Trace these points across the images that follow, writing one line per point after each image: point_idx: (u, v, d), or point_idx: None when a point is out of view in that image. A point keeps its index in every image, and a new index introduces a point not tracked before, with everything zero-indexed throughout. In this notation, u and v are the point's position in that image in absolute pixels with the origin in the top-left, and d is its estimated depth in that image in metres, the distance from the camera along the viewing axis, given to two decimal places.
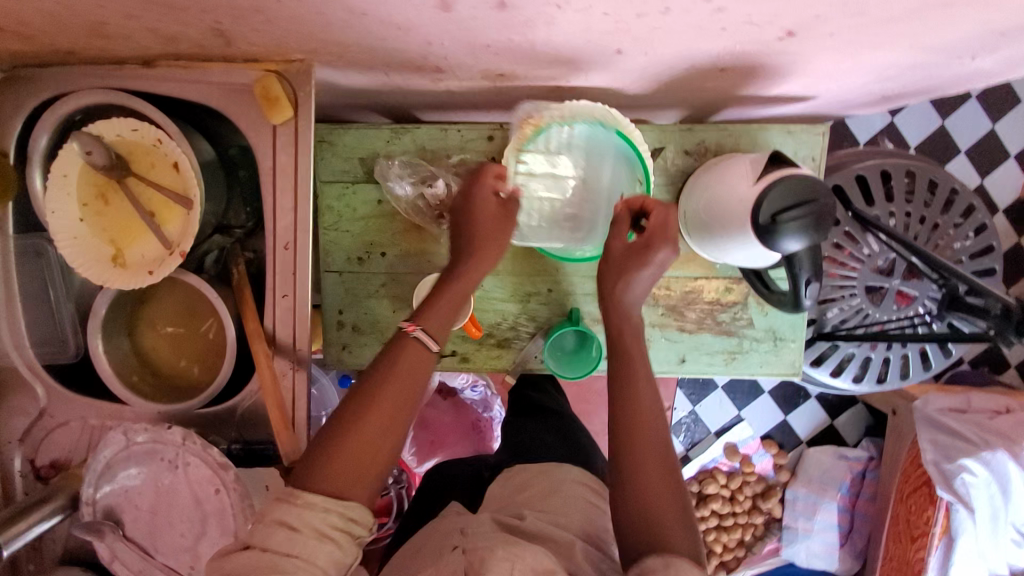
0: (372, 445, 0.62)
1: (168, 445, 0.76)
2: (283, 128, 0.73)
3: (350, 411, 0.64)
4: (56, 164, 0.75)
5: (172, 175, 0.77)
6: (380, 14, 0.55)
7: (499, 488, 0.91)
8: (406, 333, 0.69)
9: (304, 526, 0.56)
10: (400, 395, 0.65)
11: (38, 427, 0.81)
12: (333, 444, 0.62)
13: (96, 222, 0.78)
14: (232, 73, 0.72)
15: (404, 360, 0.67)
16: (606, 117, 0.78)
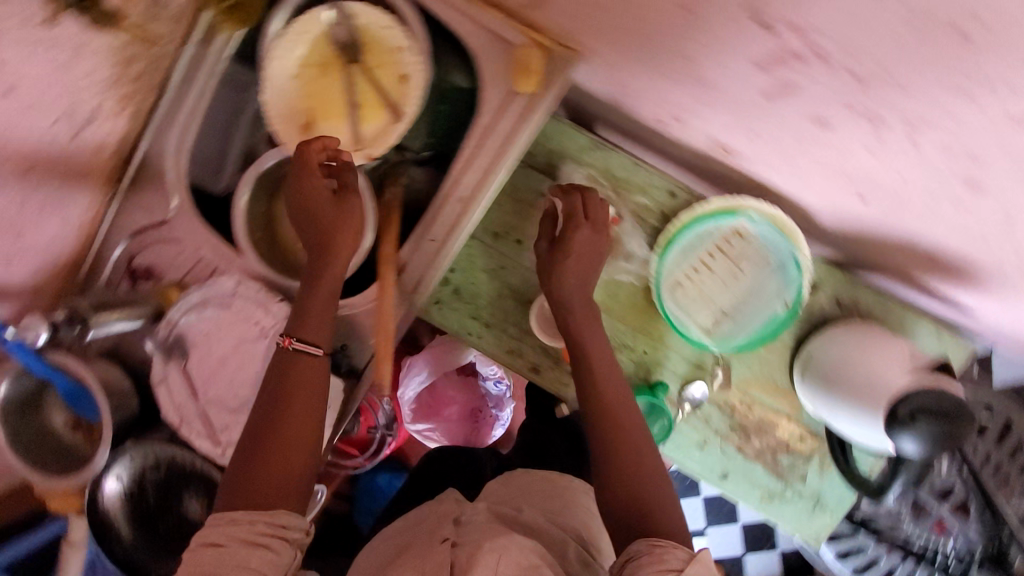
0: (284, 465, 0.68)
1: (269, 313, 0.79)
2: (520, 97, 0.73)
3: (259, 444, 0.69)
4: (300, 21, 0.78)
5: (393, 85, 0.79)
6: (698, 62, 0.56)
7: (499, 485, 0.93)
8: (284, 348, 0.71)
9: (229, 540, 0.62)
10: (307, 408, 0.70)
11: (153, 231, 0.84)
12: (248, 476, 0.67)
13: (305, 87, 0.81)
14: (502, 26, 0.73)
15: (290, 378, 0.70)
16: (783, 227, 0.82)
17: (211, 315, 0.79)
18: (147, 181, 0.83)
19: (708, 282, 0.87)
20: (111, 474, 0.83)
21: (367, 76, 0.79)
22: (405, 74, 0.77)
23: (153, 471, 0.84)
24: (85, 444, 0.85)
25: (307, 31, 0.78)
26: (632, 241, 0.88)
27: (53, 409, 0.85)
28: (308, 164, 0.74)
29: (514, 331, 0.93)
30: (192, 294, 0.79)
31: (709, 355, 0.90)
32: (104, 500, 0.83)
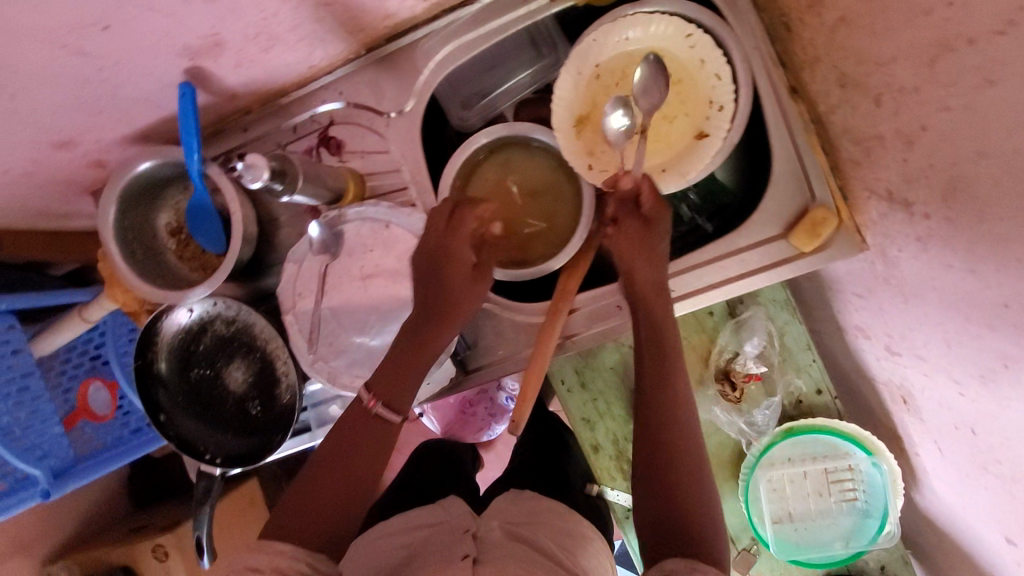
0: (338, 508, 0.62)
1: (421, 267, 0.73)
2: (787, 244, 0.71)
3: (313, 477, 0.63)
4: (648, 24, 0.71)
5: (687, 141, 0.72)
6: (998, 361, 0.54)
7: (509, 503, 0.79)
8: (366, 409, 0.65)
9: (268, 565, 0.55)
10: (372, 461, 0.64)
11: (370, 114, 0.79)
12: (298, 506, 0.61)
13: (602, 83, 0.75)
14: (818, 175, 0.70)
15: (364, 433, 0.65)
16: (894, 487, 0.83)
17: (380, 234, 0.73)
18: (397, 67, 0.77)
19: (798, 488, 0.87)
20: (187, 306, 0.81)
21: (667, 115, 0.73)
22: (707, 139, 0.70)
23: (224, 325, 0.81)
24: (177, 259, 0.83)
25: (644, 38, 0.73)
26: (757, 409, 0.87)
27: (168, 205, 0.82)
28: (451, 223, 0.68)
29: (601, 405, 0.92)
30: (378, 206, 0.74)
31: (747, 536, 0.91)
32: (167, 322, 0.81)
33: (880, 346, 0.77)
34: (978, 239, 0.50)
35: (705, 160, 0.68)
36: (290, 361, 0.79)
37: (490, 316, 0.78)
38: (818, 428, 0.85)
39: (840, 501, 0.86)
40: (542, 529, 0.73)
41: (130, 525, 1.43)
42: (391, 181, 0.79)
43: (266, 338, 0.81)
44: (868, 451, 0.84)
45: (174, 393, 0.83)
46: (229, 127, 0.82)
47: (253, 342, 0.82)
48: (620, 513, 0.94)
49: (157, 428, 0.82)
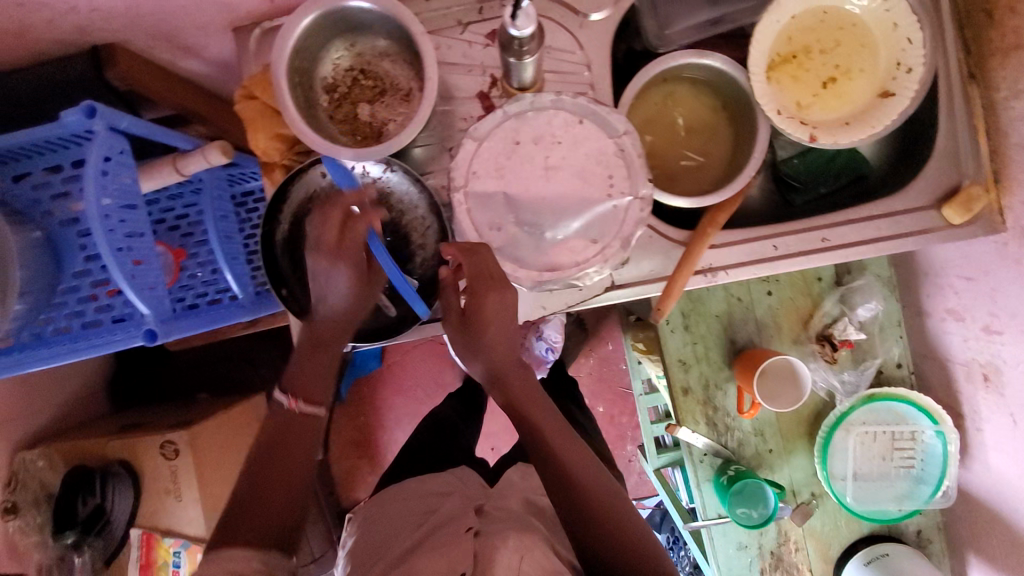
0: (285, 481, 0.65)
1: (607, 171, 0.72)
2: (939, 215, 0.77)
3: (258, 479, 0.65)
4: None
5: (870, 98, 0.77)
6: None
7: (520, 478, 0.93)
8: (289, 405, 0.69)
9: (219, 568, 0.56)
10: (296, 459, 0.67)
11: (565, 11, 0.77)
12: (237, 513, 0.62)
13: (791, 38, 0.78)
14: (976, 158, 0.76)
15: (287, 436, 0.68)
16: (951, 456, 0.91)
17: (572, 129, 0.73)
18: None
19: (867, 451, 0.94)
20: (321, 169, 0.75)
21: (853, 74, 0.78)
22: (892, 98, 0.75)
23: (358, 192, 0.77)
24: (327, 118, 0.77)
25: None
26: (845, 371, 0.93)
27: (328, 59, 0.76)
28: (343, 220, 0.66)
29: (699, 350, 0.96)
30: (575, 100, 0.73)
31: (807, 491, 0.97)
32: (297, 185, 0.74)
33: (975, 328, 0.86)
34: None
35: (888, 119, 0.74)
36: (435, 231, 0.77)
37: (643, 239, 0.79)
38: (891, 397, 0.93)
39: (901, 466, 0.94)
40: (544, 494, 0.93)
41: (116, 423, 1.27)
42: (572, 84, 0.78)
43: (407, 206, 0.78)
44: (934, 421, 0.92)
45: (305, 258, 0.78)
46: None
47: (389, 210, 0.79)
48: (695, 456, 0.97)
49: (282, 302, 0.76)
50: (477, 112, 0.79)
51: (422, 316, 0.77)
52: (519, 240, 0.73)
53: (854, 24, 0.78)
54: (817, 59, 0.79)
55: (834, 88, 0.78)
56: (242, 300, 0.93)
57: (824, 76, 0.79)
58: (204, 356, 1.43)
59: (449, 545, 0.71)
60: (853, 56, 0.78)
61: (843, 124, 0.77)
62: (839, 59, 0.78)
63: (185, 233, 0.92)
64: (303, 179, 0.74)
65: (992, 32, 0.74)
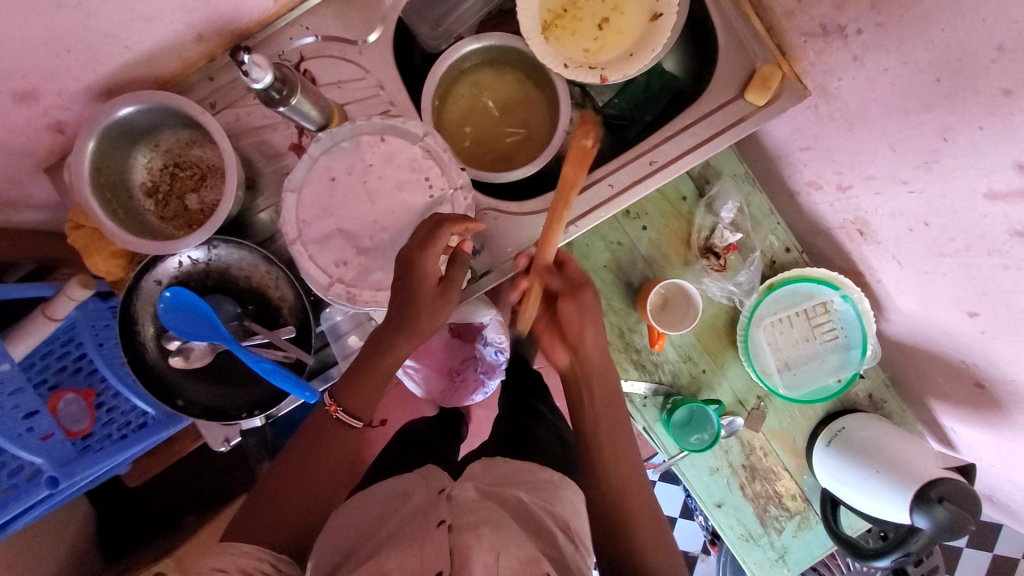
0: (314, 493, 0.73)
1: (423, 174, 0.75)
2: (745, 104, 0.80)
3: (288, 475, 0.74)
4: None
5: (642, 24, 0.80)
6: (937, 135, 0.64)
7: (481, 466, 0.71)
8: (326, 411, 0.75)
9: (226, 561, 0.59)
10: (330, 461, 0.76)
11: (340, 44, 0.80)
12: (273, 498, 0.72)
13: None
14: (758, 40, 0.79)
15: (324, 440, 0.76)
16: (864, 314, 0.93)
17: (378, 148, 0.75)
18: None
19: (788, 338, 0.95)
20: (153, 277, 0.77)
21: (622, 5, 0.81)
22: (660, 18, 0.79)
23: (200, 277, 0.79)
24: (158, 219, 0.79)
25: None
26: (739, 273, 0.95)
27: (139, 166, 0.79)
28: (430, 234, 0.68)
29: (602, 303, 0.98)
30: (370, 121, 0.75)
31: (753, 397, 0.99)
32: (139, 301, 0.76)
33: (831, 191, 0.88)
34: (908, 32, 0.60)
35: (660, 38, 0.78)
36: (286, 279, 0.78)
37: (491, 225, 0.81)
38: (788, 280, 0.95)
39: (826, 340, 0.95)
40: None
41: (112, 573, 1.27)
42: (373, 107, 0.81)
43: (251, 270, 0.79)
44: (837, 288, 0.94)
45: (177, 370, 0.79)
46: (192, 78, 0.80)
47: (236, 281, 0.80)
48: (638, 402, 0.99)
49: (182, 412, 0.77)
50: (295, 163, 0.81)
51: (310, 359, 0.78)
52: (367, 267, 0.75)
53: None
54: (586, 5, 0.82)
55: (610, 27, 0.82)
56: (158, 416, 0.93)
57: (599, 17, 0.82)
58: (176, 478, 1.42)
59: (420, 543, 0.52)
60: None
61: (628, 55, 0.81)
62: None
63: (89, 372, 0.94)
64: (141, 291, 0.76)
65: None
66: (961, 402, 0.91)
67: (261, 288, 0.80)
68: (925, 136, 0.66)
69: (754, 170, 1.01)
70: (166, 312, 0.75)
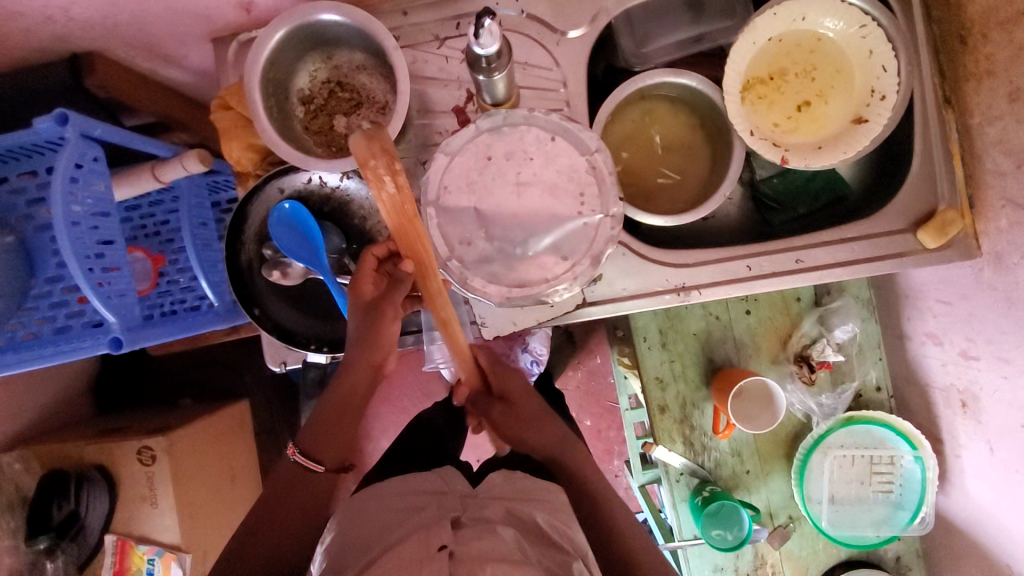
0: (282, 535, 0.68)
1: (579, 186, 0.72)
2: (913, 240, 0.76)
3: (258, 517, 0.69)
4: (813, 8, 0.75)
5: (844, 120, 0.77)
6: None
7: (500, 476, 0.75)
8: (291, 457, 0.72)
9: None
10: (297, 505, 0.70)
11: (542, 28, 0.77)
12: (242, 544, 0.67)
13: (768, 60, 0.78)
14: (953, 183, 0.76)
15: (290, 483, 0.71)
16: (931, 482, 0.91)
17: (544, 145, 0.73)
18: None
19: (844, 474, 0.93)
20: (279, 185, 0.75)
21: (830, 94, 0.78)
22: (865, 124, 0.75)
23: (321, 201, 0.77)
24: (302, 129, 0.77)
25: (817, 23, 0.77)
26: (823, 394, 0.92)
27: (304, 71, 0.77)
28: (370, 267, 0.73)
29: (677, 368, 0.95)
30: (548, 117, 0.73)
31: (784, 514, 0.96)
32: (257, 203, 0.75)
33: (952, 352, 0.85)
34: None
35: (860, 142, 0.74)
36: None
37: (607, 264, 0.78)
38: (868, 420, 0.92)
39: (881, 491, 0.93)
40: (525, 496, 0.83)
41: (98, 426, 1.27)
42: (548, 100, 0.78)
43: (372, 211, 0.77)
44: (913, 446, 0.91)
45: (266, 280, 0.78)
46: (388, 6, 0.78)
47: (353, 216, 0.78)
48: (672, 475, 0.97)
49: (255, 322, 0.76)
50: (452, 126, 0.79)
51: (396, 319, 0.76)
52: (489, 255, 0.72)
53: (832, 45, 0.77)
54: (793, 81, 0.79)
55: (808, 112, 0.79)
56: (218, 309, 0.92)
57: (801, 98, 0.79)
58: (188, 359, 1.43)
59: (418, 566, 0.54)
60: (830, 76, 0.78)
61: (818, 145, 0.77)
62: (817, 79, 0.78)
63: (166, 240, 0.93)
64: (264, 194, 0.75)
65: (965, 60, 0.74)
66: None
67: (375, 235, 0.78)
68: None
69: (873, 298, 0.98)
70: (279, 224, 0.74)
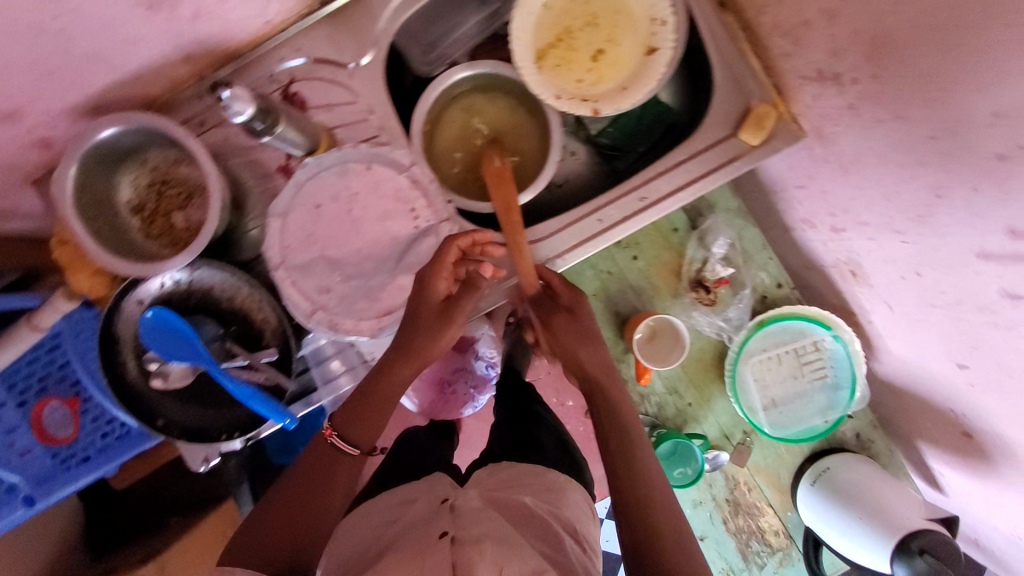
0: (313, 518, 0.68)
1: (410, 202, 0.74)
2: (738, 141, 0.79)
3: (293, 493, 0.70)
4: None
5: (637, 55, 0.80)
6: (935, 183, 0.62)
7: (487, 473, 0.92)
8: (324, 438, 0.73)
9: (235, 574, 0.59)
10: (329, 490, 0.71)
11: (332, 68, 0.80)
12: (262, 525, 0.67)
13: (551, 23, 0.81)
14: (755, 77, 0.78)
15: (316, 470, 0.72)
16: (855, 356, 0.92)
17: (364, 176, 0.74)
18: (351, 21, 0.80)
19: (776, 374, 0.95)
20: (135, 297, 0.77)
21: (617, 36, 0.81)
22: (656, 53, 0.78)
23: (182, 298, 0.78)
24: (143, 237, 0.79)
25: None
26: (730, 308, 0.95)
27: (125, 182, 0.78)
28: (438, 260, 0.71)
29: None
30: (358, 149, 0.75)
31: (739, 430, 0.98)
32: (121, 321, 0.76)
33: (825, 230, 0.87)
34: (908, 84, 0.58)
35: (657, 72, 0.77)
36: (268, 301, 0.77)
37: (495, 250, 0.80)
38: (778, 317, 0.94)
39: (816, 379, 0.94)
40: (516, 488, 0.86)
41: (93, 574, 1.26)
42: (362, 131, 0.81)
43: (233, 290, 0.78)
44: (828, 327, 0.93)
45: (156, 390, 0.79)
46: (182, 95, 0.80)
47: (218, 301, 0.79)
48: None
49: (161, 432, 0.77)
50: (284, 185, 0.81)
51: (289, 383, 0.77)
52: (350, 294, 0.74)
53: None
54: (581, 36, 0.81)
55: (605, 59, 0.81)
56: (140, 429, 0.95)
57: (593, 48, 0.81)
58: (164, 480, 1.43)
59: (424, 556, 0.57)
60: (611, 20, 0.80)
61: (623, 86, 0.80)
62: (601, 26, 0.81)
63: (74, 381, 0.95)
64: (125, 311, 0.76)
65: None
66: (949, 446, 0.89)
67: (244, 313, 0.79)
68: (921, 187, 0.64)
69: (748, 203, 1.00)
70: (150, 332, 0.75)
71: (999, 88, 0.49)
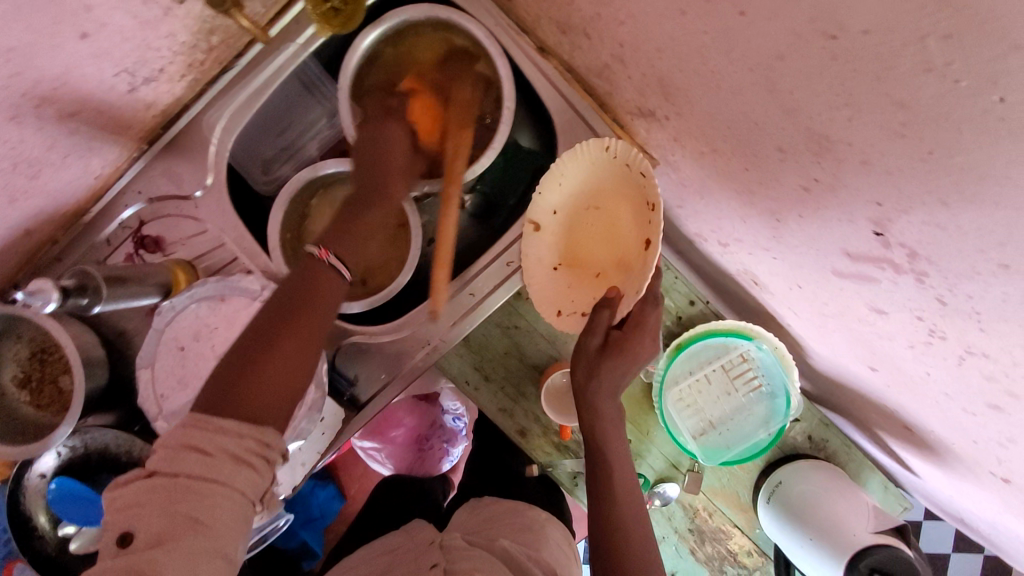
0: (287, 369, 0.55)
1: None
2: None
3: (263, 347, 0.55)
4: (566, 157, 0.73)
5: (636, 240, 0.69)
6: (770, 209, 0.57)
7: (466, 513, 0.89)
8: (318, 262, 0.60)
9: (216, 451, 0.49)
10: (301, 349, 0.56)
11: (175, 202, 0.79)
12: (243, 366, 0.54)
13: (566, 257, 0.77)
14: (592, 115, 0.76)
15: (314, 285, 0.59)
16: (784, 363, 0.87)
17: (219, 310, 0.74)
18: (185, 153, 0.79)
19: (705, 395, 0.91)
20: (36, 470, 0.79)
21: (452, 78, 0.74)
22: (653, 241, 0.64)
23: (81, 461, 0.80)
24: (34, 409, 0.80)
25: (569, 177, 0.74)
26: None
27: (7, 362, 0.79)
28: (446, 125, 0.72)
29: (510, 390, 0.94)
30: (206, 284, 0.74)
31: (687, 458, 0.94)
32: (28, 496, 0.79)
33: (716, 245, 0.82)
34: (704, 121, 0.54)
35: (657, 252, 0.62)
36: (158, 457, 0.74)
37: (373, 335, 0.79)
38: (700, 335, 0.90)
39: (751, 393, 0.89)
40: (501, 528, 0.82)
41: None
42: (219, 258, 0.80)
43: (128, 445, 0.76)
44: (750, 338, 0.88)
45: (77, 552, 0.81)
46: (42, 262, 0.80)
47: (117, 456, 0.77)
48: (570, 480, 0.94)
49: None
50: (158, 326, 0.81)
51: None
52: None
53: (576, 153, 0.72)
54: (564, 240, 0.76)
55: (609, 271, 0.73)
56: None
57: (541, 216, 0.75)
58: None
59: None
60: (587, 192, 0.75)
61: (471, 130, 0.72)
62: (571, 194, 0.75)
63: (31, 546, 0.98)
64: (29, 485, 0.79)
65: (526, 15, 0.75)
66: (902, 439, 0.83)
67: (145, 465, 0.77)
68: (759, 211, 0.60)
69: None
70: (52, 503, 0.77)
71: (771, 127, 0.45)
